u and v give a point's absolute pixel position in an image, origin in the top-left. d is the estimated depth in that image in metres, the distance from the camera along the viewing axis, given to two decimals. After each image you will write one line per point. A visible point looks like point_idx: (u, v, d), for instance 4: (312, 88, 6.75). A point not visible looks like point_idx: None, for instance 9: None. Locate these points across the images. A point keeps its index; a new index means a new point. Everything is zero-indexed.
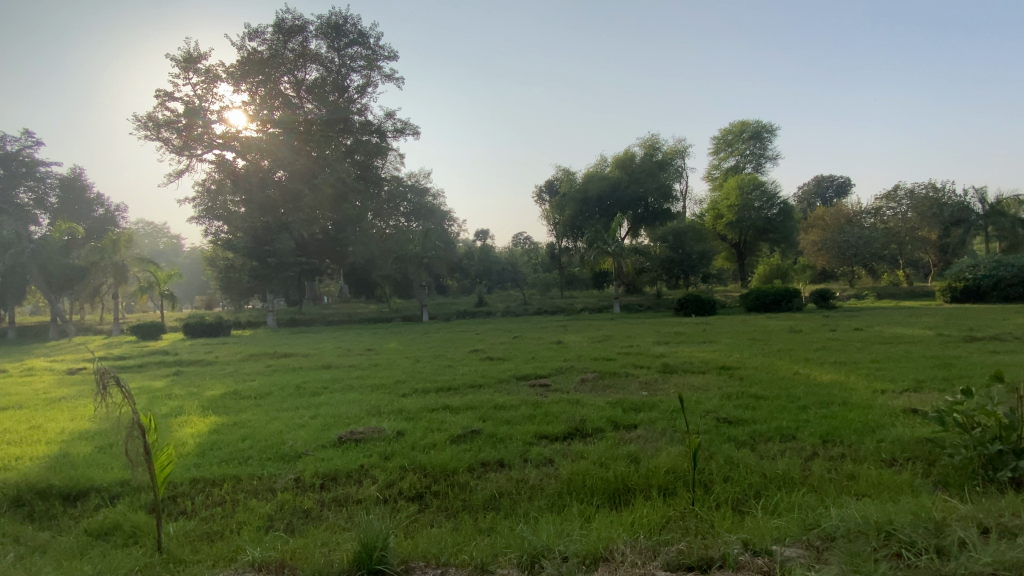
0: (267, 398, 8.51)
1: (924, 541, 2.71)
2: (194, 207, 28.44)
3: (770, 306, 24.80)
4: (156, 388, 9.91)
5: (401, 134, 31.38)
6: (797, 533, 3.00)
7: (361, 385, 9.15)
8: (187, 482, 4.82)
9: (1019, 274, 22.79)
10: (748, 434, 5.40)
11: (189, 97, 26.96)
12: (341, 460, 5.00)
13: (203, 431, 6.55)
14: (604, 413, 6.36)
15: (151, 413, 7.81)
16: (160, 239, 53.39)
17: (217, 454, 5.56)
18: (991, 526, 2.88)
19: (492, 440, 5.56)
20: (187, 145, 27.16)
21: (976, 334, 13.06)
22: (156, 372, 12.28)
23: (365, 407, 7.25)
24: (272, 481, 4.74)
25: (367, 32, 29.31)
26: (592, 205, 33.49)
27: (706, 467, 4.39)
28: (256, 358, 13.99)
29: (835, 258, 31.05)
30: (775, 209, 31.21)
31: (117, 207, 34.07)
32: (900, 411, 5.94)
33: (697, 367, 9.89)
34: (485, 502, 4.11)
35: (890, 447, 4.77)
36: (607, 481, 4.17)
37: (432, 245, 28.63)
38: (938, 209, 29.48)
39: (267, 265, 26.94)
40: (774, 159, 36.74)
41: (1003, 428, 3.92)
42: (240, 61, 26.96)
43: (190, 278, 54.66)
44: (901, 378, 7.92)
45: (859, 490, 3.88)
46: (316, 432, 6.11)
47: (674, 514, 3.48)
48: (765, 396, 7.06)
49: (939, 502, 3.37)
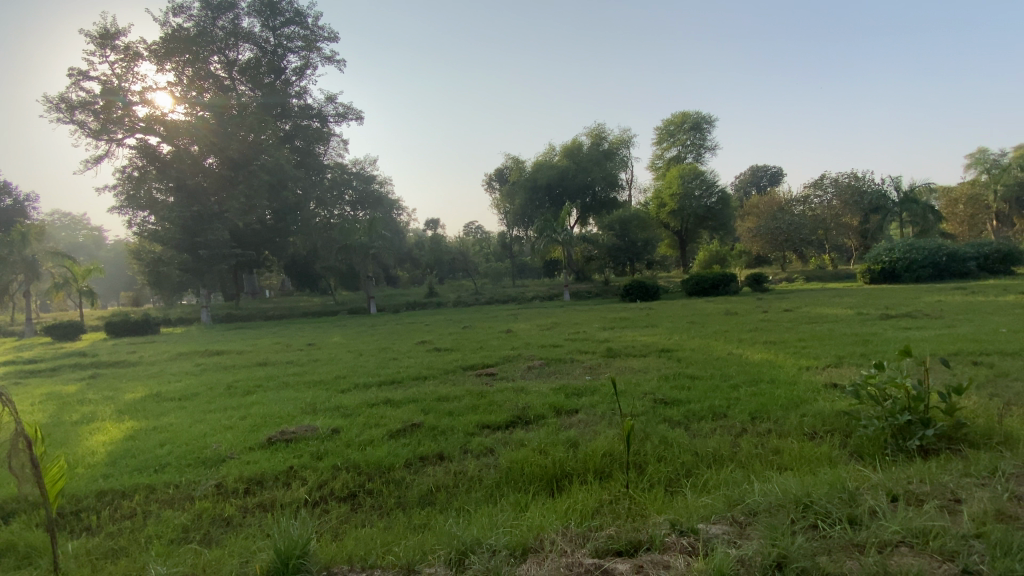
0: (194, 400, 7.96)
1: (838, 511, 2.81)
2: (115, 196, 26.10)
3: (709, 291, 25.91)
4: (67, 394, 9.06)
5: (344, 120, 30.22)
6: (722, 509, 3.06)
7: (298, 382, 8.77)
8: (92, 495, 4.39)
9: (927, 257, 24.92)
10: (683, 414, 5.55)
11: (106, 76, 24.66)
12: (268, 463, 4.72)
13: (117, 438, 6.02)
14: (548, 400, 6.36)
15: (59, 421, 7.12)
16: (78, 230, 49.34)
17: (130, 463, 5.11)
18: (900, 494, 3.04)
19: (432, 433, 5.41)
20: (105, 128, 24.88)
21: (891, 312, 14.14)
22: (70, 376, 11.25)
23: (300, 405, 6.93)
24: (191, 489, 4.40)
25: (305, 11, 27.85)
26: (542, 194, 33.68)
27: (642, 449, 4.47)
28: (187, 356, 13.14)
29: (769, 243, 32.83)
30: (714, 198, 32.51)
31: (26, 196, 30.81)
32: (821, 386, 6.30)
33: (639, 350, 10.14)
34: (421, 498, 3.98)
35: (812, 421, 5.02)
36: (544, 469, 4.14)
37: (379, 235, 27.75)
38: (859, 197, 31.99)
39: (199, 258, 25.29)
40: (712, 149, 38.27)
41: (911, 400, 4.21)
42: (163, 38, 24.83)
43: (115, 273, 50.81)
44: (824, 355, 8.43)
45: (783, 463, 4.05)
46: (244, 434, 5.76)
47: (608, 497, 3.50)
48: (700, 376, 7.32)
49: (856, 473, 3.54)
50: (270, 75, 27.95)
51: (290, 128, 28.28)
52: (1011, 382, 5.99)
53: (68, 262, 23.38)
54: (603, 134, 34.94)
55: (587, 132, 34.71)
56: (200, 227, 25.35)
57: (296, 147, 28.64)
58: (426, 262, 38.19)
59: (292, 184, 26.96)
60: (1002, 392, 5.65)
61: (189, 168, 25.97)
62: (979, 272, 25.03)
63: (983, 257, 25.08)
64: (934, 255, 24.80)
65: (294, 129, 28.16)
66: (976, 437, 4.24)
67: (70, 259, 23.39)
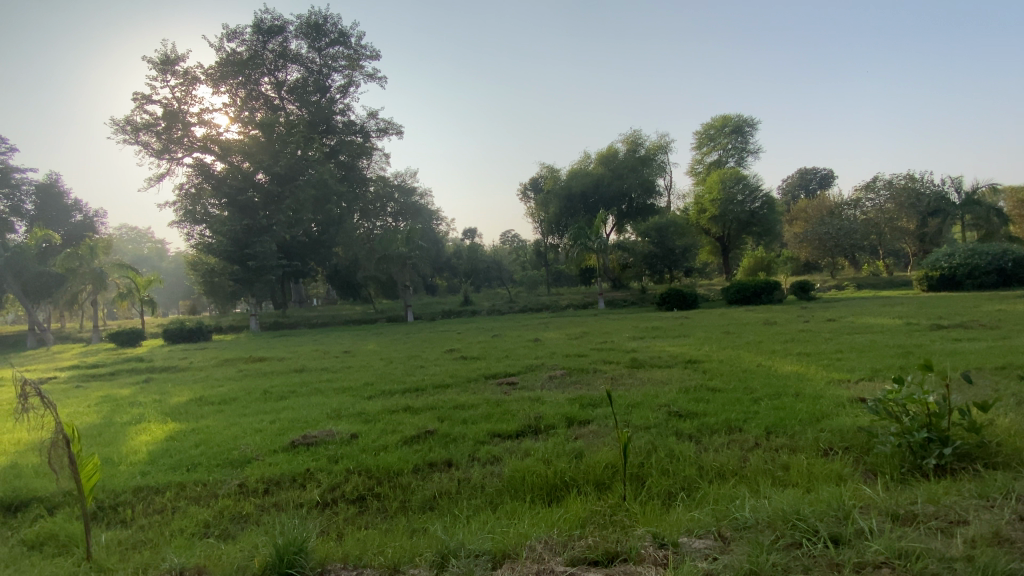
0: (231, 404, 8.45)
1: (824, 529, 2.76)
2: (175, 211, 27.94)
3: (751, 299, 25.09)
4: (121, 397, 9.78)
5: (384, 134, 31.24)
6: (710, 524, 3.04)
7: (328, 388, 9.13)
8: (129, 491, 4.80)
9: (993, 262, 23.20)
10: (696, 427, 5.45)
11: (167, 100, 26.61)
12: (288, 465, 4.99)
13: (157, 439, 6.51)
14: (562, 410, 6.40)
15: (110, 422, 7.74)
16: (143, 244, 53.46)
17: (166, 462, 5.52)
18: (896, 514, 2.96)
19: (444, 441, 5.56)
20: (167, 148, 26.84)
21: (943, 322, 13.32)
22: (127, 380, 12.14)
23: (327, 410, 7.25)
24: (216, 487, 4.73)
25: (349, 32, 29.18)
26: (577, 202, 33.61)
27: (646, 461, 4.45)
28: (231, 362, 13.91)
29: (817, 249, 31.52)
30: (757, 202, 31.48)
31: (96, 212, 33.35)
32: (848, 400, 6.05)
33: (665, 361, 9.98)
34: (423, 502, 4.13)
35: (830, 436, 4.85)
36: (545, 478, 4.21)
37: (416, 245, 28.37)
38: (915, 199, 30.05)
39: (248, 269, 26.62)
40: (755, 153, 37.20)
41: (931, 416, 4.03)
42: (219, 63, 26.60)
43: (174, 283, 54.31)
44: (859, 368, 8.05)
45: (788, 480, 3.95)
46: (271, 437, 6.09)
47: (601, 508, 3.53)
48: (721, 388, 7.16)
49: (859, 492, 3.43)
50: (316, 94, 29.04)
51: (334, 144, 29.65)
52: None
53: (131, 272, 25.21)
54: (640, 140, 34.47)
55: (622, 139, 34.42)
56: (249, 240, 26.69)
57: (341, 162, 29.86)
58: (463, 271, 38.68)
59: (336, 198, 28.12)
60: None
61: (240, 183, 27.45)
62: None
63: None
64: (999, 260, 23.13)
65: (338, 144, 29.38)
66: (1002, 457, 4.02)
67: (133, 269, 25.21)
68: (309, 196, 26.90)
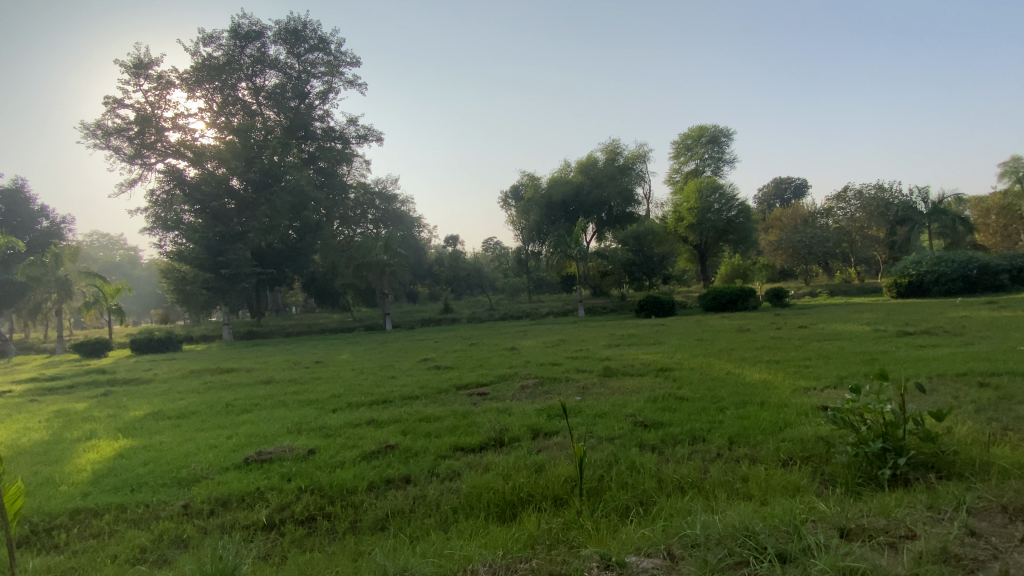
0: (190, 419, 8.11)
1: (772, 546, 2.71)
2: (147, 218, 27.20)
3: (727, 306, 25.40)
4: (75, 411, 9.35)
5: (364, 141, 30.94)
6: (660, 541, 2.98)
7: (294, 401, 8.86)
8: (67, 513, 4.54)
9: (957, 270, 23.93)
10: (659, 438, 5.40)
11: (140, 104, 25.97)
12: (238, 483, 4.79)
13: (105, 457, 6.19)
14: (528, 421, 6.29)
15: (59, 439, 7.35)
16: (115, 251, 52.11)
17: (110, 482, 5.25)
18: (848, 529, 2.92)
19: (404, 455, 5.40)
20: (139, 153, 26.21)
21: (910, 329, 13.61)
22: (85, 393, 11.62)
23: (287, 425, 7.01)
24: (160, 508, 4.50)
25: (328, 38, 28.98)
26: (557, 210, 33.77)
27: (606, 473, 4.37)
28: (197, 374, 13.43)
29: (792, 257, 32.11)
30: (734, 211, 32.00)
31: (64, 219, 32.32)
32: (811, 409, 6.07)
33: (637, 369, 9.95)
34: (375, 522, 3.97)
35: (790, 446, 4.83)
36: (502, 494, 4.09)
37: (395, 253, 28.04)
38: (885, 208, 31.09)
39: (221, 277, 25.98)
40: (731, 162, 37.93)
41: (886, 426, 4.04)
42: (194, 67, 26.09)
43: (145, 292, 52.85)
44: (825, 376, 8.14)
45: (746, 493, 3.90)
46: (225, 454, 5.84)
47: (555, 524, 3.43)
48: (689, 397, 7.15)
49: (813, 505, 3.39)
50: (295, 100, 28.70)
51: (313, 150, 29.25)
52: (1014, 406, 5.69)
53: (99, 280, 24.37)
54: (618, 149, 34.89)
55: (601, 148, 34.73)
56: (222, 247, 26.08)
57: (320, 168, 29.32)
58: (444, 278, 38.39)
59: (314, 204, 27.68)
60: (1001, 417, 5.39)
61: (214, 190, 26.87)
62: (1012, 285, 24.04)
63: (1016, 270, 24.06)
64: (964, 268, 23.86)
65: (317, 150, 28.89)
66: (956, 464, 4.04)
67: (101, 277, 24.37)
68: (286, 203, 26.41)
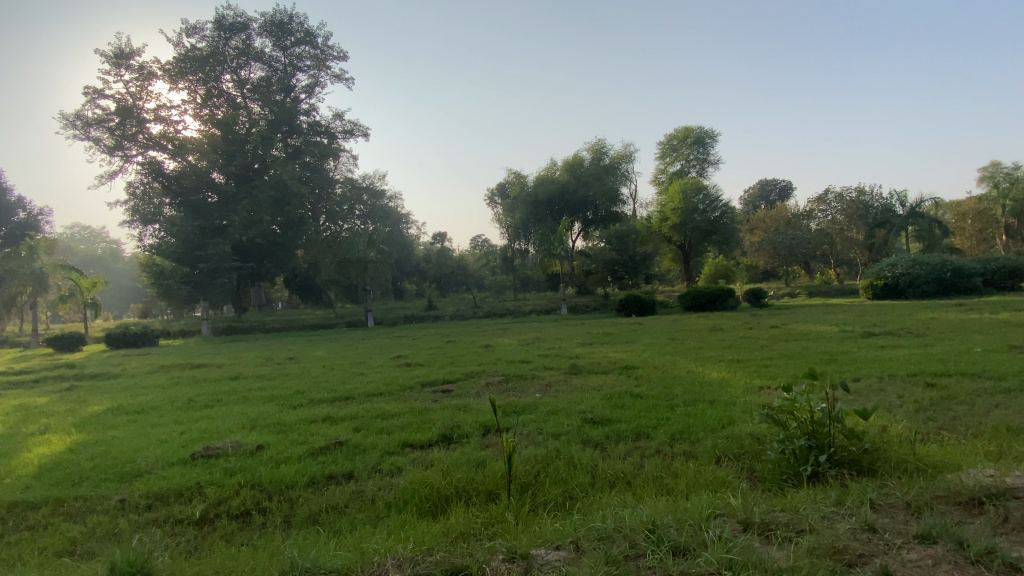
0: (149, 414, 8.05)
1: (673, 540, 2.78)
2: (126, 210, 26.66)
3: (707, 306, 25.68)
4: (35, 406, 9.21)
5: (350, 136, 30.62)
6: (570, 534, 3.05)
7: (258, 396, 8.84)
8: (4, 506, 4.51)
9: (932, 272, 24.40)
10: (605, 434, 5.49)
11: (120, 95, 25.53)
12: (180, 478, 4.79)
13: (54, 451, 6.12)
14: (483, 418, 6.31)
15: (11, 433, 7.25)
16: (96, 245, 51.52)
17: (54, 475, 5.20)
18: (752, 522, 3.03)
19: (352, 451, 5.44)
20: (119, 144, 25.76)
21: (875, 330, 13.86)
22: (48, 388, 11.40)
23: (244, 420, 7.01)
24: (97, 503, 4.47)
25: (315, 32, 28.63)
26: (543, 208, 33.87)
27: (543, 469, 4.43)
28: (167, 370, 13.27)
29: (773, 258, 32.45)
30: (717, 212, 32.30)
31: (40, 211, 31.65)
32: (757, 407, 6.23)
33: (603, 367, 10.06)
34: (308, 516, 4.02)
35: (727, 444, 4.94)
36: (437, 489, 4.14)
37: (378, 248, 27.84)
38: (864, 212, 31.16)
39: (200, 272, 25.79)
40: (715, 164, 38.21)
41: (813, 425, 4.17)
42: (177, 58, 25.87)
43: (125, 287, 51.96)
44: (781, 375, 8.30)
45: (670, 489, 4.00)
46: (174, 449, 5.82)
47: (479, 518, 3.50)
48: (645, 394, 7.27)
49: (727, 500, 3.47)
50: (281, 93, 28.27)
51: (298, 144, 28.85)
52: (952, 406, 5.86)
53: (75, 273, 23.80)
54: (604, 149, 34.93)
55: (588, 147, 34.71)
56: (201, 242, 25.72)
57: (305, 163, 28.85)
58: (429, 275, 38.24)
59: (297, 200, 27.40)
60: (937, 416, 5.56)
61: (194, 183, 26.67)
62: (986, 288, 24.61)
63: (987, 273, 24.69)
64: (939, 270, 24.33)
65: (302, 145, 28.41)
66: (877, 462, 4.17)
67: (77, 270, 23.79)
68: (268, 198, 26.15)
